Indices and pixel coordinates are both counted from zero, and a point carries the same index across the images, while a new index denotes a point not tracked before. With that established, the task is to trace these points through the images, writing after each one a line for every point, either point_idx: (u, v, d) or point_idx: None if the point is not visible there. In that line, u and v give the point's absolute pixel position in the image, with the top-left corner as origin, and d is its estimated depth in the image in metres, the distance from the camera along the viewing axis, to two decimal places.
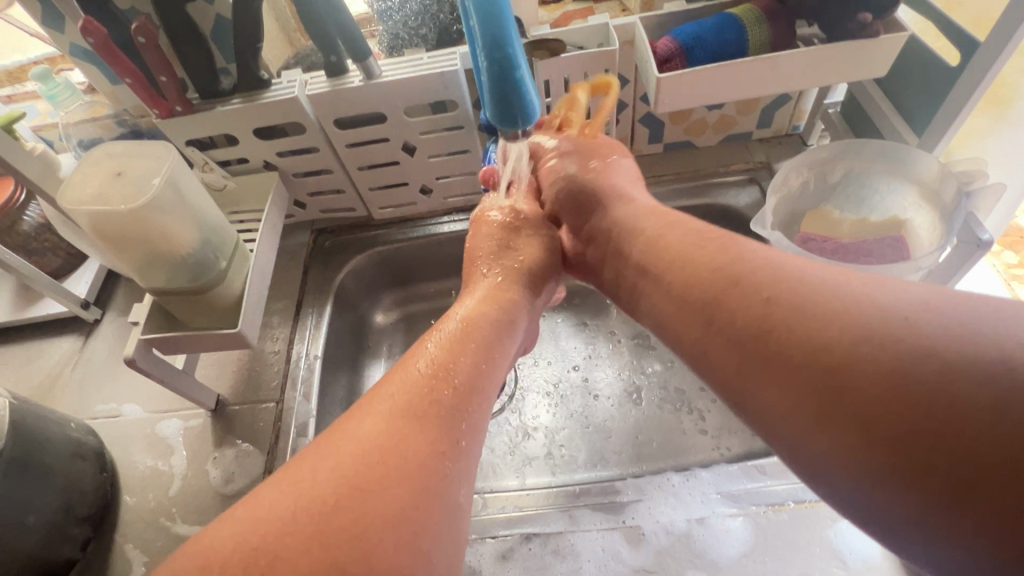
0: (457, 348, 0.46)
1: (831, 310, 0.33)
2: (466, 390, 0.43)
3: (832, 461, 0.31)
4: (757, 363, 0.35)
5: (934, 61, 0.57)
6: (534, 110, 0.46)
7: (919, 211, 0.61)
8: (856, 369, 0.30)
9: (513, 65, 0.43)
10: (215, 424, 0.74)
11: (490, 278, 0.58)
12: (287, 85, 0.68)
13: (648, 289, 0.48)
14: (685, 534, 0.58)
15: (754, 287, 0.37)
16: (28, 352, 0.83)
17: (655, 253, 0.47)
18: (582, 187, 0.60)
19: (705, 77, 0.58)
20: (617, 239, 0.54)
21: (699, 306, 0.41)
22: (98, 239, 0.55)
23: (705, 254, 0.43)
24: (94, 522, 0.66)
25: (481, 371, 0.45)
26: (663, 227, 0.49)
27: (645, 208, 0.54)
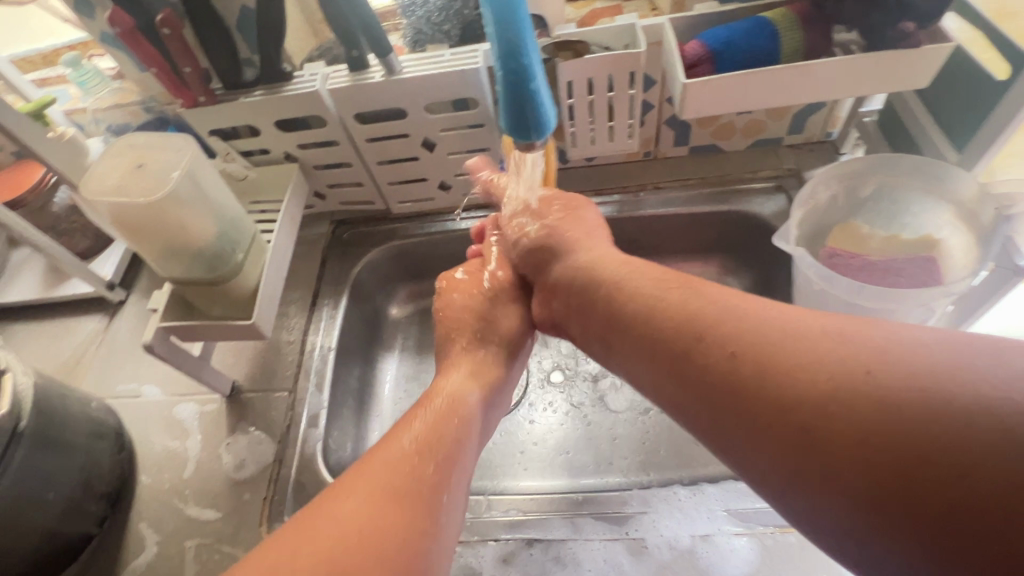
0: (440, 422, 0.48)
1: (802, 361, 0.33)
2: (446, 465, 0.45)
3: (822, 516, 0.31)
4: (736, 419, 0.36)
5: (981, 74, 0.54)
6: (548, 122, 0.46)
7: (954, 231, 0.58)
8: (832, 422, 0.31)
9: (529, 76, 0.43)
10: (229, 410, 0.75)
11: (469, 353, 0.60)
12: (310, 78, 0.68)
13: (614, 337, 0.48)
14: (689, 550, 0.57)
15: (723, 336, 0.38)
16: (56, 329, 0.86)
17: (620, 303, 0.47)
18: (544, 245, 0.60)
19: (733, 85, 0.56)
20: (580, 285, 0.53)
21: (670, 360, 0.41)
22: (119, 230, 0.56)
23: (670, 305, 0.43)
24: (110, 499, 0.68)
25: (461, 444, 0.48)
26: (629, 271, 0.50)
27: (606, 255, 0.54)
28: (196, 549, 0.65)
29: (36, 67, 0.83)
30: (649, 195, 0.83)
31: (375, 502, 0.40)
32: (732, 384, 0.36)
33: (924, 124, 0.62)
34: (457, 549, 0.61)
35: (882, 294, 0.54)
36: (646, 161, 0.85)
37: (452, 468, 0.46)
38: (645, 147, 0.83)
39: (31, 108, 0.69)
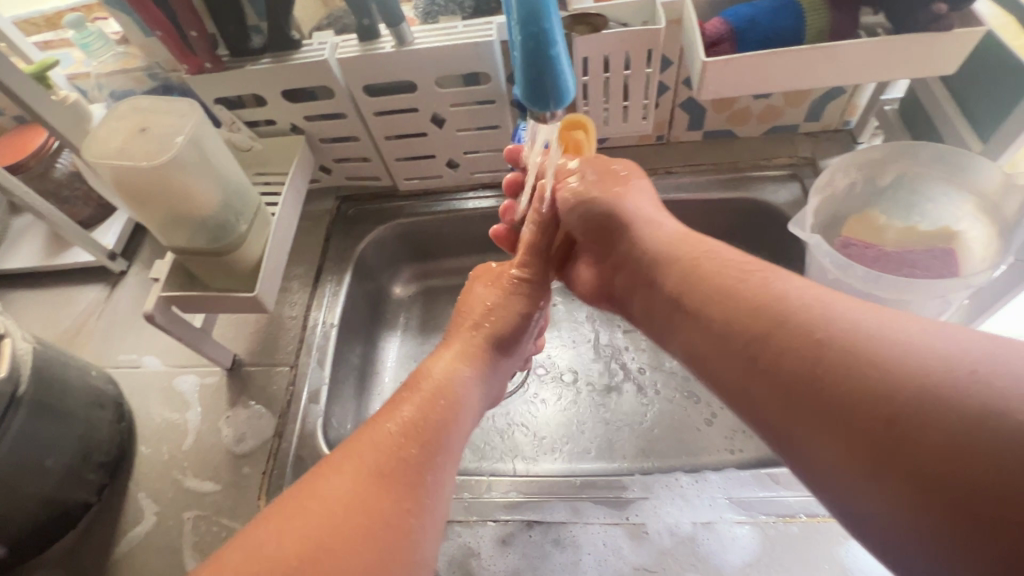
0: (426, 408, 0.47)
1: (891, 358, 0.33)
2: (433, 446, 0.45)
3: (888, 520, 0.31)
4: (808, 413, 0.35)
5: (1010, 60, 0.52)
6: (568, 92, 0.45)
7: (974, 222, 0.57)
8: (918, 423, 0.30)
9: (550, 43, 0.41)
10: (230, 383, 0.74)
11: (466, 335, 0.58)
12: (318, 47, 0.66)
13: (683, 314, 0.48)
14: (690, 536, 0.57)
15: (804, 326, 0.37)
16: (56, 297, 0.85)
17: (692, 285, 0.47)
18: (601, 214, 0.60)
19: (754, 65, 0.55)
20: (648, 261, 0.53)
21: (743, 344, 0.41)
22: (121, 194, 0.54)
23: (748, 290, 0.43)
24: (109, 469, 0.68)
25: (450, 426, 0.47)
26: (700, 256, 0.49)
27: (674, 233, 0.54)
28: (193, 521, 0.65)
29: (39, 30, 0.81)
30: (660, 179, 0.81)
31: (357, 482, 0.40)
32: (809, 373, 0.36)
33: (948, 113, 0.61)
34: (457, 529, 0.60)
35: (898, 285, 0.53)
36: (659, 145, 0.84)
37: (435, 452, 0.44)
38: (659, 130, 0.82)
39: (31, 69, 0.64)
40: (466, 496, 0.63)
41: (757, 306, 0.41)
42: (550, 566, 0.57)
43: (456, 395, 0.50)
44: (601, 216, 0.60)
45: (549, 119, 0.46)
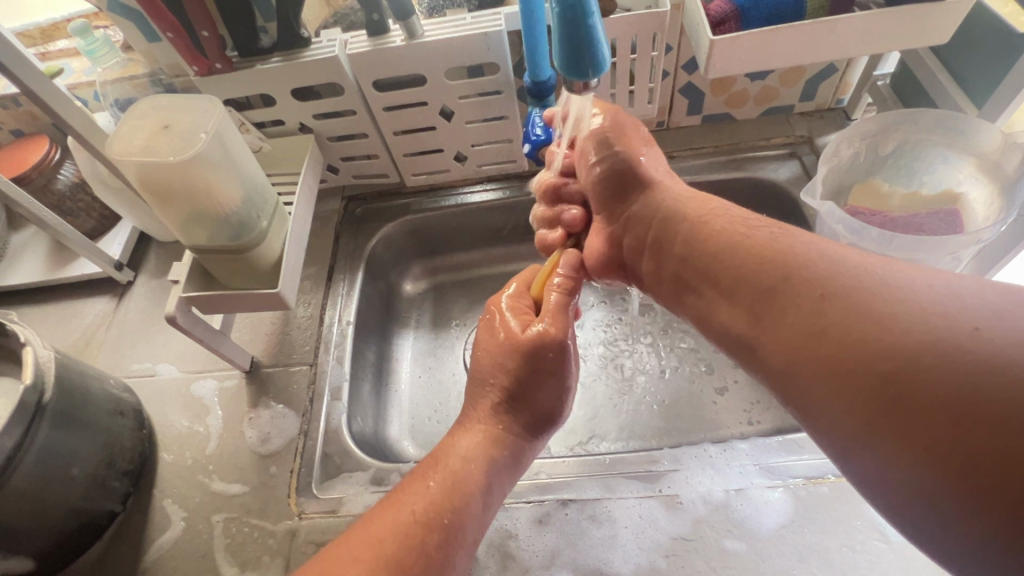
0: (447, 494, 0.48)
1: (893, 311, 0.34)
2: (452, 540, 0.47)
3: (883, 468, 0.33)
4: (810, 362, 0.37)
5: (1000, 26, 0.55)
6: (604, 61, 0.46)
7: (975, 183, 0.59)
8: (913, 374, 0.32)
9: (587, 12, 0.43)
10: (249, 385, 0.74)
11: (495, 412, 0.55)
12: (328, 44, 0.67)
13: (694, 275, 0.50)
14: (724, 504, 0.58)
15: (810, 281, 0.39)
16: (63, 311, 0.84)
17: (697, 244, 0.50)
18: (624, 167, 0.57)
19: (760, 41, 0.57)
20: (658, 218, 0.54)
21: (750, 300, 0.43)
22: (146, 193, 0.55)
23: (756, 245, 0.44)
24: (133, 477, 0.67)
25: (474, 517, 0.49)
26: (707, 213, 0.51)
27: (685, 193, 0.54)
28: (224, 523, 0.65)
29: (33, 42, 0.80)
30: None
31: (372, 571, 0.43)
32: (812, 327, 0.38)
33: (942, 81, 0.64)
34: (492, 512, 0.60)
35: (911, 244, 0.55)
36: (660, 131, 0.86)
37: (454, 547, 0.47)
38: (660, 116, 0.84)
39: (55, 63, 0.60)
40: None
41: (766, 260, 0.43)
42: (588, 542, 0.58)
43: (472, 475, 0.51)
44: (620, 172, 0.57)
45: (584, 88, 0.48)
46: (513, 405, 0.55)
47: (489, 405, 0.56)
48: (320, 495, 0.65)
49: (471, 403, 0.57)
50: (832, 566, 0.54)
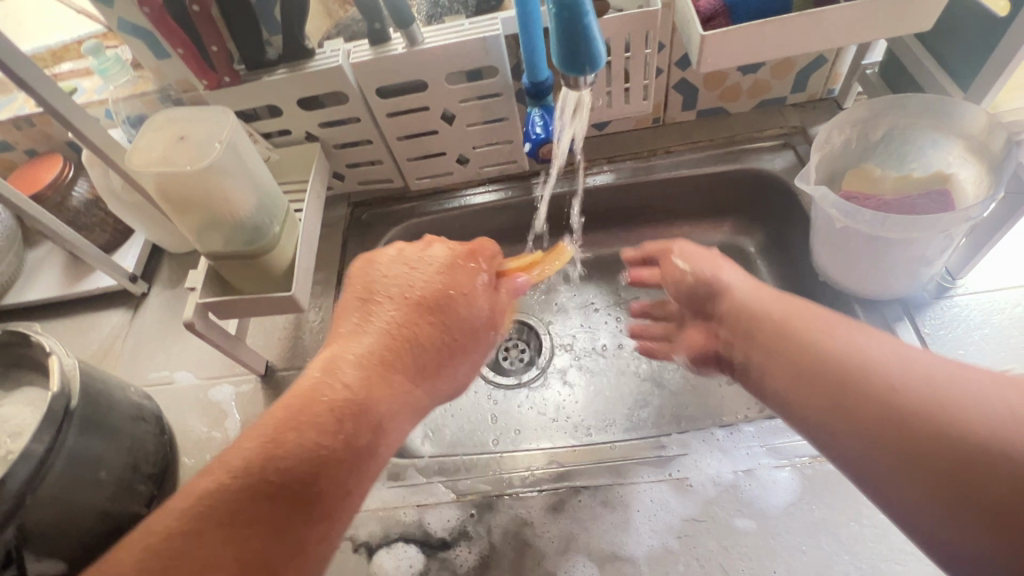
0: (330, 442, 0.44)
1: (969, 403, 0.36)
2: (335, 494, 0.44)
3: (965, 554, 0.34)
4: (879, 445, 0.38)
5: (981, 10, 0.57)
6: (600, 56, 0.49)
7: (964, 164, 0.61)
8: (994, 465, 0.33)
9: (582, 11, 0.46)
10: (265, 389, 0.76)
11: (402, 336, 0.51)
12: (331, 54, 0.69)
13: (754, 358, 0.51)
14: (732, 484, 0.59)
15: (877, 369, 0.41)
16: (80, 324, 0.86)
17: (759, 325, 0.51)
18: (706, 284, 0.60)
19: (749, 35, 0.59)
20: (737, 319, 0.54)
21: (810, 381, 0.44)
22: (164, 202, 0.57)
23: (818, 331, 0.46)
24: (156, 481, 0.69)
25: (363, 467, 0.46)
26: (772, 300, 0.53)
27: (757, 295, 0.55)
28: None
29: (46, 64, 0.83)
30: (660, 159, 0.85)
31: (227, 536, 0.40)
32: (882, 411, 0.39)
33: (927, 67, 0.65)
34: (507, 502, 0.62)
35: (903, 225, 0.57)
36: (655, 127, 0.88)
37: (333, 502, 0.44)
38: (655, 113, 0.86)
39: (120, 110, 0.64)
40: (511, 472, 0.64)
41: (827, 343, 0.45)
42: (601, 527, 0.59)
43: (377, 431, 0.47)
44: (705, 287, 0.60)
45: (582, 83, 0.52)
46: (425, 341, 0.52)
47: (397, 326, 0.51)
48: None
49: (375, 320, 0.52)
50: (840, 540, 0.55)
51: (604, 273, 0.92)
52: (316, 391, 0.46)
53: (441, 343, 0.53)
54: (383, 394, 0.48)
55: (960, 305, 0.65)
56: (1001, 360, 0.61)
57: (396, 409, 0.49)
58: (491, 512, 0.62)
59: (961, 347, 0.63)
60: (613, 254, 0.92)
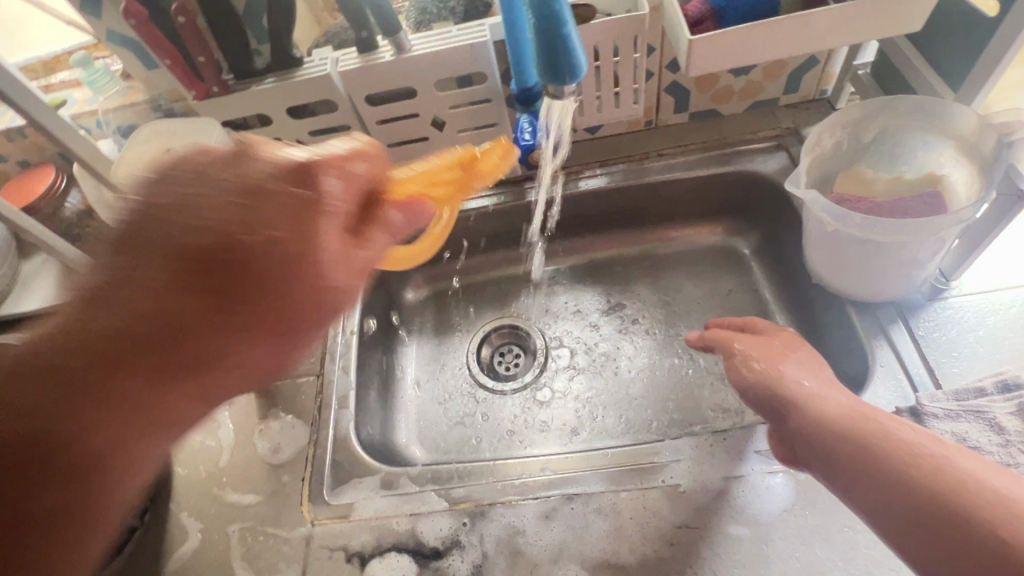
0: (34, 386, 0.49)
1: None
2: (48, 445, 0.48)
3: None
4: None
5: (970, 10, 0.57)
6: (579, 65, 0.52)
7: (956, 166, 0.60)
8: None
9: (559, 22, 0.48)
10: (258, 398, 0.76)
11: (194, 279, 0.51)
12: (320, 63, 0.69)
13: (839, 481, 0.48)
14: (724, 491, 0.59)
15: (988, 510, 0.38)
16: None
17: (839, 445, 0.49)
18: (779, 395, 0.57)
19: (737, 38, 0.58)
20: (815, 439, 0.51)
21: (910, 517, 0.41)
22: None
23: (912, 459, 0.44)
24: (150, 492, 0.69)
25: (75, 427, 0.49)
26: (854, 417, 0.50)
27: (833, 411, 0.52)
28: (239, 533, 0.66)
29: (37, 75, 0.83)
30: (653, 162, 0.85)
31: None
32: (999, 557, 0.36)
33: (917, 67, 0.65)
34: (499, 510, 0.62)
35: (893, 228, 0.56)
36: (648, 130, 0.88)
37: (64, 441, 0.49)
38: (647, 116, 0.86)
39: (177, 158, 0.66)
40: (503, 480, 0.65)
41: (926, 474, 0.42)
42: (594, 534, 0.59)
43: (127, 380, 0.51)
44: (777, 396, 0.57)
45: (562, 92, 0.54)
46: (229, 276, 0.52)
47: (179, 274, 0.50)
48: (331, 501, 0.66)
49: (148, 261, 0.51)
50: (833, 545, 0.55)
51: (598, 277, 0.92)
52: (52, 359, 0.49)
53: (279, 324, 0.54)
54: (138, 355, 0.50)
55: (954, 306, 0.65)
56: (996, 361, 0.61)
57: (121, 394, 0.51)
58: (483, 520, 0.62)
59: (955, 350, 0.62)
60: (608, 258, 0.92)
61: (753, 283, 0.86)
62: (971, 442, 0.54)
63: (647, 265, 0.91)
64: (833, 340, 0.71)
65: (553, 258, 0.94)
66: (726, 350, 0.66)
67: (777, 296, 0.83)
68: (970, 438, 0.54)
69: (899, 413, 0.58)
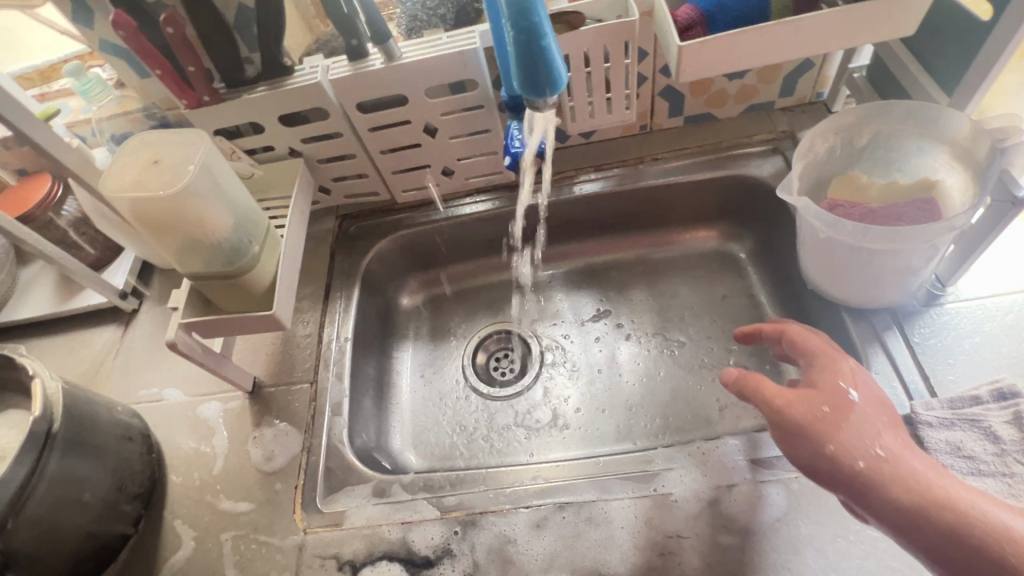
0: None
1: None
2: None
3: None
4: None
5: (965, 14, 0.56)
6: (560, 78, 0.51)
7: (950, 171, 0.60)
8: None
9: (539, 33, 0.47)
10: (253, 404, 0.76)
11: None
12: (310, 71, 0.69)
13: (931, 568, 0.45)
14: (716, 499, 0.59)
15: None
16: (72, 341, 0.86)
17: (929, 536, 0.44)
18: (835, 473, 0.49)
19: (727, 44, 0.58)
20: (903, 533, 0.46)
21: None
22: (140, 226, 0.57)
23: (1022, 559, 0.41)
24: (143, 500, 0.69)
25: None
26: (933, 498, 0.45)
27: (914, 500, 0.46)
28: (232, 541, 0.66)
29: (33, 84, 0.84)
30: (648, 166, 0.85)
31: None
32: None
33: (912, 71, 0.64)
34: (490, 519, 0.62)
35: (885, 234, 0.56)
36: (643, 134, 0.87)
37: None
38: (641, 120, 0.85)
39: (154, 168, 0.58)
40: (496, 488, 0.65)
41: None
42: (585, 543, 0.58)
43: None
44: (830, 472, 0.49)
45: (545, 105, 0.52)
46: None
47: None
48: (324, 509, 0.66)
49: None
50: (825, 555, 0.54)
51: (594, 282, 0.91)
52: None
53: None
54: None
55: (950, 312, 0.64)
56: (992, 368, 0.60)
57: None
58: (475, 529, 0.61)
59: (951, 356, 0.61)
60: (604, 262, 0.92)
61: (750, 287, 0.85)
62: (966, 452, 0.54)
63: (643, 269, 0.91)
64: None
65: (549, 262, 0.93)
66: (766, 412, 0.53)
67: (772, 301, 0.83)
68: (965, 447, 0.54)
69: None
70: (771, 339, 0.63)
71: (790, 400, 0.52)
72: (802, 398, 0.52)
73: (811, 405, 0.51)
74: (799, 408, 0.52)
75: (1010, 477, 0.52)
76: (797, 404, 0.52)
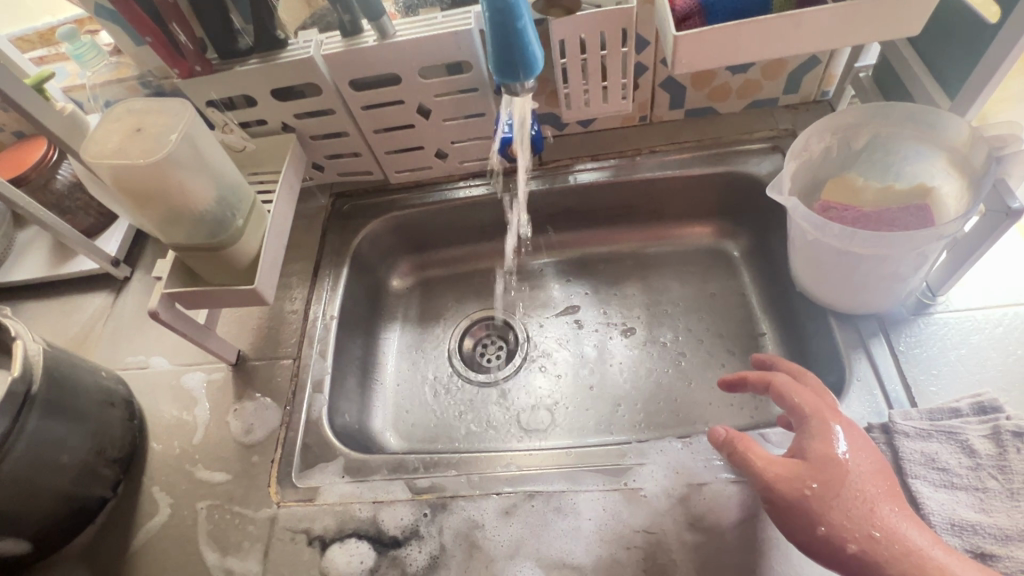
0: None
1: None
2: None
3: None
4: None
5: (973, 15, 0.54)
6: (534, 61, 0.54)
7: (947, 178, 0.58)
8: None
9: (514, 16, 0.50)
10: (235, 377, 0.76)
11: None
12: (304, 45, 0.69)
13: None
14: (685, 497, 0.59)
15: None
16: (63, 305, 0.87)
17: None
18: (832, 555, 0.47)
19: (723, 36, 0.56)
20: None
21: None
22: (123, 194, 0.58)
23: None
24: (123, 465, 0.70)
25: None
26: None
27: None
28: (207, 510, 0.67)
29: (33, 46, 0.84)
30: (644, 159, 0.83)
31: None
32: None
33: (916, 74, 0.62)
34: (460, 503, 0.62)
35: (872, 240, 0.55)
36: (642, 126, 0.86)
37: None
38: (641, 111, 0.84)
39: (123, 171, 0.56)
40: (469, 473, 0.65)
41: None
42: (552, 533, 0.59)
43: None
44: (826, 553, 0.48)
45: (519, 88, 0.55)
46: None
47: None
48: (298, 483, 0.67)
49: None
50: (790, 559, 0.54)
51: (585, 274, 0.90)
52: None
53: None
54: None
55: (938, 322, 0.63)
56: (976, 381, 0.59)
57: None
58: (445, 512, 0.62)
59: (935, 367, 0.60)
60: (598, 253, 0.91)
61: (741, 287, 0.84)
62: (940, 463, 0.53)
63: (634, 263, 0.90)
64: (815, 350, 0.70)
65: (541, 251, 0.93)
66: (755, 482, 0.52)
67: (764, 303, 0.82)
68: (939, 459, 0.53)
69: (869, 429, 0.57)
70: (757, 386, 0.60)
71: (787, 474, 0.50)
72: (799, 472, 0.50)
73: (805, 479, 0.50)
74: (794, 485, 0.50)
75: (982, 492, 0.51)
76: (794, 479, 0.50)
